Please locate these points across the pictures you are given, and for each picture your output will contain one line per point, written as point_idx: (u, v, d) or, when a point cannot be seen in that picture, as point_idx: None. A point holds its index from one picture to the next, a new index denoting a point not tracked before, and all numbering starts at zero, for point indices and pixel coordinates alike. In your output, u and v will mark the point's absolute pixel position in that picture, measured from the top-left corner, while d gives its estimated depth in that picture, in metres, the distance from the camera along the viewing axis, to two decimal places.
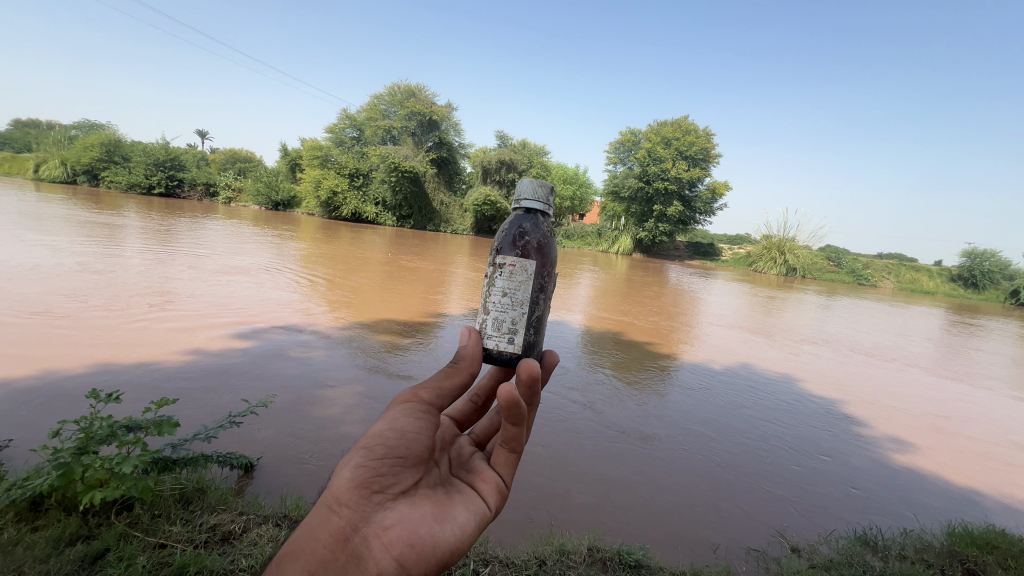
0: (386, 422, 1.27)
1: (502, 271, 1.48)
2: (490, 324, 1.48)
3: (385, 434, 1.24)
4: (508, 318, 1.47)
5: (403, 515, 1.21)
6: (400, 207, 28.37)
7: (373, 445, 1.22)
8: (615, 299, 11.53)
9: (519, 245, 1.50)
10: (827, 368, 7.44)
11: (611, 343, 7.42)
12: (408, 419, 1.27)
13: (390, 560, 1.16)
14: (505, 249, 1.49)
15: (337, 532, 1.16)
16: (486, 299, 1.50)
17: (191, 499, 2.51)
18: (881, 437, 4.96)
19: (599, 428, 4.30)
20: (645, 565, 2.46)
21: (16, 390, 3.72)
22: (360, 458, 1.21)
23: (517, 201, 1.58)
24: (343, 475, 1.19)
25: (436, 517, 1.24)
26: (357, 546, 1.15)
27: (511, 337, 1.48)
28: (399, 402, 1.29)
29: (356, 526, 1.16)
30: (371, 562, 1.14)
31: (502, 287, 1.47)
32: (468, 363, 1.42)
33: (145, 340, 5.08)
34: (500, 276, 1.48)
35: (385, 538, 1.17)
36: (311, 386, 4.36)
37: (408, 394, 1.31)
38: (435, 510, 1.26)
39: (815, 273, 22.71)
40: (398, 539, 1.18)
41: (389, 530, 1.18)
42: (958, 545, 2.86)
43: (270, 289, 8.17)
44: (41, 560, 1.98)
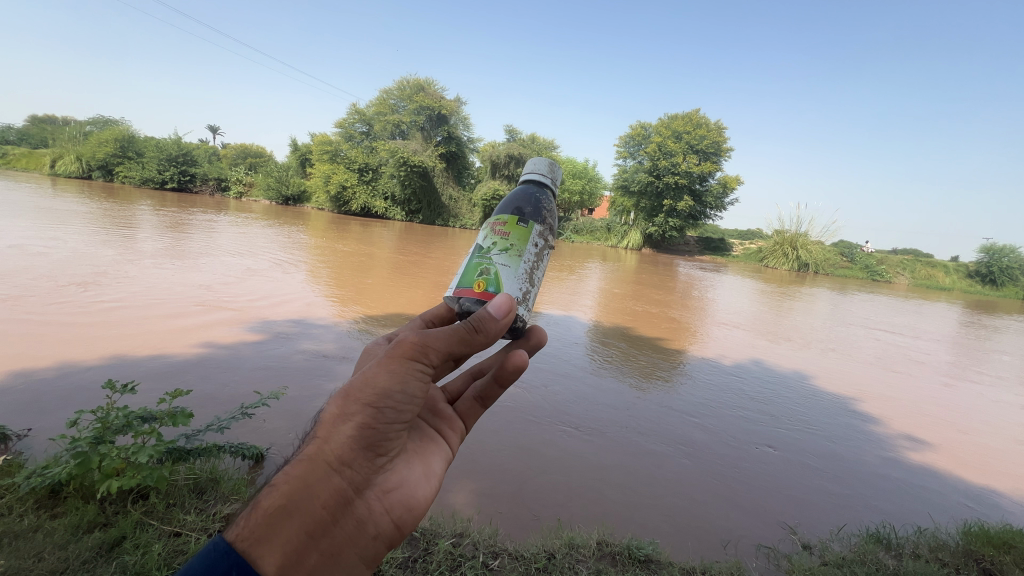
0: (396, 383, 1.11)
1: (549, 251, 1.46)
2: (533, 297, 1.39)
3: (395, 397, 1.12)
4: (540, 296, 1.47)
5: (401, 478, 1.21)
6: (409, 202, 28.37)
7: (382, 407, 1.10)
8: (625, 294, 11.50)
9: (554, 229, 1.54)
10: (840, 364, 7.37)
11: (620, 339, 7.35)
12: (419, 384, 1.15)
13: (389, 520, 1.17)
14: (552, 230, 1.49)
15: (339, 494, 1.08)
16: (535, 271, 1.39)
17: (205, 488, 2.56)
18: (894, 435, 4.89)
19: (602, 422, 4.28)
20: (655, 560, 2.46)
21: (35, 380, 3.81)
22: (366, 419, 1.10)
23: (552, 183, 1.56)
24: (347, 432, 1.08)
25: (426, 476, 1.27)
26: (358, 509, 1.11)
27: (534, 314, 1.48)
28: (409, 360, 1.11)
29: (359, 489, 1.11)
30: (370, 523, 1.14)
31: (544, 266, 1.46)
32: (488, 337, 1.20)
33: (161, 333, 5.17)
34: (547, 256, 1.45)
35: (385, 502, 1.16)
36: (322, 378, 4.40)
37: (417, 351, 1.11)
38: (424, 468, 1.28)
39: (827, 268, 22.40)
40: (396, 502, 1.19)
41: (390, 493, 1.18)
42: (974, 544, 2.82)
43: (282, 283, 8.27)
44: (61, 547, 2.02)
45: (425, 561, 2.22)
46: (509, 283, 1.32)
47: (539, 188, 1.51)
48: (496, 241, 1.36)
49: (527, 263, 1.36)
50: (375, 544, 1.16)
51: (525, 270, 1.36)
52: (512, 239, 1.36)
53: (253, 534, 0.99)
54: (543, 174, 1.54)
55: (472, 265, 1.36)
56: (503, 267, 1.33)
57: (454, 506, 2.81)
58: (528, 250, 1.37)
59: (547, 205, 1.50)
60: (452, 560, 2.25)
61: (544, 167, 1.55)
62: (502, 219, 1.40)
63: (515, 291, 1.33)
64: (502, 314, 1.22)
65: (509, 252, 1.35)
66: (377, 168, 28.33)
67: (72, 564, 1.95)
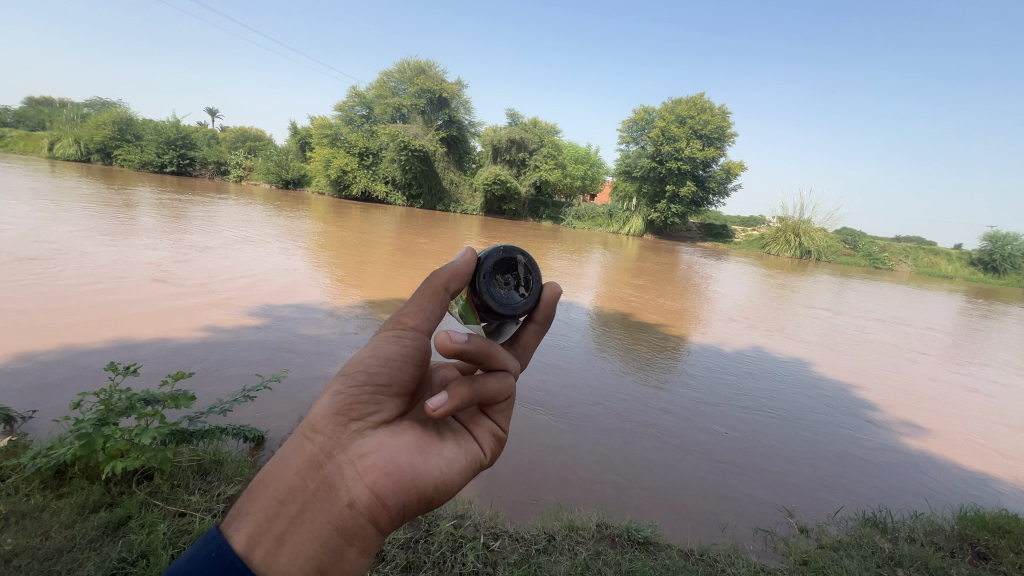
0: (368, 347, 1.15)
1: None
2: None
3: (367, 360, 1.13)
4: None
5: (383, 443, 1.09)
6: (410, 186, 28.13)
7: (353, 372, 1.11)
8: (626, 280, 11.49)
9: None
10: (840, 351, 7.39)
11: (621, 324, 7.35)
12: (391, 346, 1.15)
13: (365, 488, 1.04)
14: None
15: (310, 459, 1.05)
16: None
17: (209, 470, 2.58)
18: (891, 422, 4.92)
19: (602, 405, 4.35)
20: (653, 542, 2.48)
21: (39, 363, 3.83)
22: (339, 386, 1.11)
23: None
24: (320, 400, 1.09)
25: (419, 449, 1.12)
26: (329, 473, 1.04)
27: None
28: (384, 329, 1.17)
29: (329, 453, 1.05)
30: (344, 490, 1.04)
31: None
32: (443, 277, 1.25)
33: (163, 317, 5.18)
34: None
35: (359, 466, 1.05)
36: (323, 362, 4.42)
37: (391, 321, 1.18)
38: (418, 442, 1.14)
39: (829, 256, 22.29)
40: (373, 469, 1.06)
41: (365, 457, 1.06)
42: (970, 529, 2.85)
43: (282, 267, 8.26)
44: (67, 526, 2.05)
45: (427, 542, 2.25)
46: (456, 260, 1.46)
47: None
48: None
49: None
50: (355, 517, 1.04)
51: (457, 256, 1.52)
52: None
53: (239, 506, 1.05)
54: None
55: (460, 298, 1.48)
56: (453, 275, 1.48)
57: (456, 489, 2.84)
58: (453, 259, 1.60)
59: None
60: (454, 541, 2.27)
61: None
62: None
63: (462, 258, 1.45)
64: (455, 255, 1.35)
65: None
66: (377, 152, 28.07)
67: (78, 543, 1.97)
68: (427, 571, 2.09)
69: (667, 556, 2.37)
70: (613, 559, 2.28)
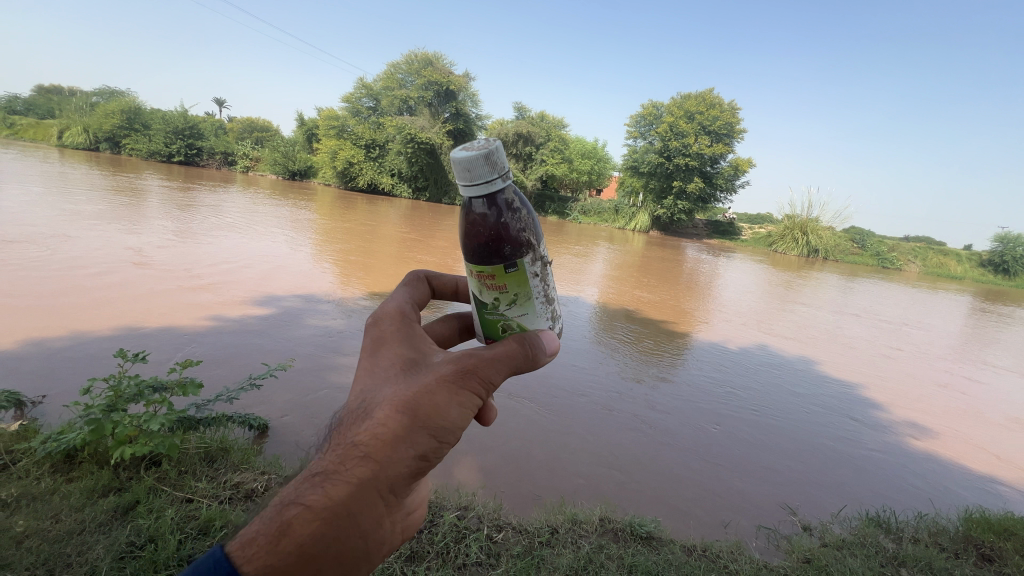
0: (461, 408, 0.97)
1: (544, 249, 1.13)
2: (559, 311, 1.19)
3: (459, 426, 0.98)
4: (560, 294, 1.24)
5: (424, 495, 1.07)
6: (416, 179, 28.11)
7: (446, 438, 0.96)
8: (632, 276, 11.47)
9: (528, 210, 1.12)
10: (846, 351, 7.35)
11: (626, 320, 7.35)
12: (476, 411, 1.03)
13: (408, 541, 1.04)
14: (535, 227, 1.12)
15: (377, 522, 0.92)
16: (550, 285, 1.13)
17: (216, 457, 2.61)
18: (897, 422, 4.89)
19: (604, 400, 4.36)
20: (656, 537, 2.49)
21: (49, 349, 3.88)
22: (426, 446, 0.94)
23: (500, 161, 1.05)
24: (406, 461, 0.92)
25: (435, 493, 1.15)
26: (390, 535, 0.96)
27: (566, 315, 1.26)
28: (476, 395, 0.98)
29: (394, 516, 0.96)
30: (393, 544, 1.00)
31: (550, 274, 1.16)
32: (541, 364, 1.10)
33: (171, 305, 5.22)
34: (547, 255, 1.14)
35: (411, 524, 1.02)
36: (328, 353, 4.44)
37: (482, 387, 0.99)
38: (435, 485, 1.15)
39: (837, 254, 22.12)
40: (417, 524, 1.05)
41: (416, 514, 1.03)
42: (975, 530, 2.84)
43: (288, 258, 8.31)
44: (77, 509, 2.08)
45: (431, 532, 2.26)
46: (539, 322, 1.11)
47: (493, 190, 1.05)
48: (495, 296, 1.08)
49: (537, 286, 1.09)
50: None
51: (543, 299, 1.12)
52: (509, 288, 1.06)
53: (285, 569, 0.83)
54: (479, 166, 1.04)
55: (488, 322, 1.13)
56: (521, 316, 1.09)
57: (460, 480, 2.86)
58: (532, 282, 1.08)
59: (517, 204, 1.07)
60: (458, 532, 2.29)
61: (464, 163, 1.03)
62: (484, 268, 1.06)
63: (543, 326, 1.12)
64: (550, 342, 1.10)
65: (518, 300, 1.08)
66: (383, 144, 28.08)
67: (87, 526, 2.00)
68: (431, 561, 2.10)
69: (670, 551, 2.37)
70: (617, 553, 2.29)
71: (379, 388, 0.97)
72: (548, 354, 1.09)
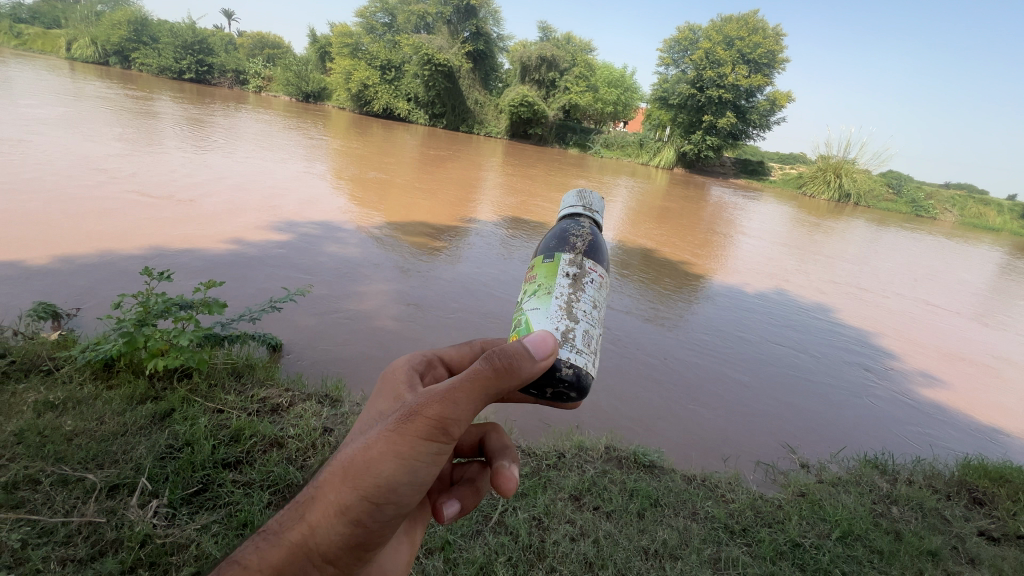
0: (409, 474, 0.92)
1: (596, 282, 1.11)
2: (579, 334, 1.04)
3: (403, 485, 0.92)
4: (599, 341, 1.08)
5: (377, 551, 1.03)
6: (433, 104, 26.66)
7: (382, 503, 0.91)
8: (652, 215, 11.16)
9: (591, 241, 1.17)
10: (870, 300, 7.21)
11: (643, 260, 7.26)
12: (431, 466, 0.94)
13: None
14: (591, 254, 1.14)
15: None
16: (577, 305, 1.06)
17: (242, 373, 2.75)
18: (908, 371, 4.91)
19: (609, 337, 4.39)
20: (658, 465, 2.62)
21: (80, 265, 4.00)
22: (363, 514, 0.90)
23: (591, 212, 1.26)
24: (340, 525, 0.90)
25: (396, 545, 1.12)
26: None
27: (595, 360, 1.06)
28: (431, 443, 0.91)
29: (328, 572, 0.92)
30: None
31: (594, 299, 1.10)
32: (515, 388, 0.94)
33: (190, 227, 5.29)
34: (593, 286, 1.10)
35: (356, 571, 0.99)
36: (346, 280, 4.51)
37: (432, 427, 0.89)
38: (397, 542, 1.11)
39: (869, 200, 21.09)
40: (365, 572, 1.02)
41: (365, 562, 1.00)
42: (970, 475, 2.91)
43: (304, 184, 8.23)
44: (119, 413, 2.23)
45: None
46: (548, 318, 1.04)
47: (573, 216, 1.24)
48: (525, 288, 1.13)
49: (561, 299, 1.06)
50: None
51: (561, 307, 1.05)
52: (538, 279, 1.11)
53: None
54: (573, 206, 1.27)
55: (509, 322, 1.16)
56: (533, 310, 1.07)
57: None
58: (559, 286, 1.08)
59: (585, 229, 1.21)
60: None
61: (567, 196, 1.29)
62: (529, 263, 1.17)
63: (550, 330, 1.02)
64: (538, 349, 0.93)
65: (537, 293, 1.09)
66: (400, 65, 26.73)
67: (130, 429, 2.15)
68: None
69: (670, 478, 2.50)
70: (620, 478, 2.42)
71: (344, 441, 1.00)
72: (528, 354, 0.92)
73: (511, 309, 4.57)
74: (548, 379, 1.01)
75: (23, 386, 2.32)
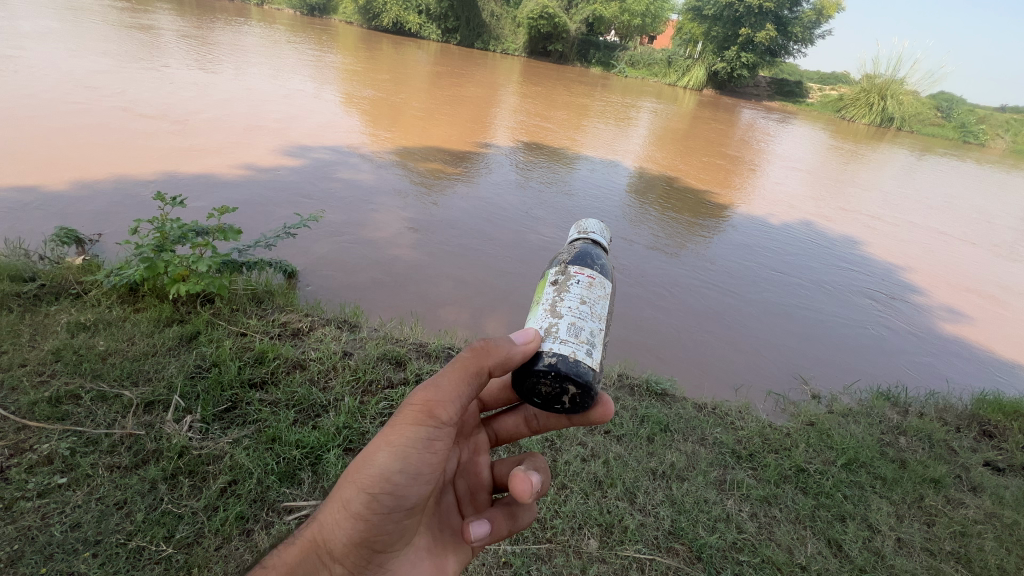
0: (401, 462, 1.01)
1: (583, 281, 1.10)
2: (562, 326, 1.04)
3: (397, 474, 1.01)
4: (591, 332, 1.04)
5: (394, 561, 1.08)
6: (446, 17, 24.79)
7: (378, 494, 1.00)
8: (678, 141, 10.56)
9: (580, 254, 1.18)
10: (901, 234, 6.90)
11: (665, 189, 6.97)
12: (424, 455, 1.03)
13: None
14: (577, 262, 1.15)
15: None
16: (560, 303, 1.07)
17: (263, 298, 2.80)
18: (933, 307, 4.79)
19: (625, 268, 4.33)
20: (670, 393, 2.66)
21: (96, 191, 4.00)
22: (362, 507, 0.99)
23: (587, 231, 1.26)
24: (344, 520, 0.99)
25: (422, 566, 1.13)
26: None
27: (589, 348, 1.02)
28: (418, 429, 1.01)
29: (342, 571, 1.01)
30: None
31: (582, 297, 1.08)
32: (492, 371, 1.04)
33: (201, 152, 5.19)
34: (578, 284, 1.09)
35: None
36: (360, 207, 4.44)
37: (417, 413, 1.01)
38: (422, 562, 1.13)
39: (914, 125, 19.54)
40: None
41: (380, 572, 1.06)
42: (984, 410, 2.91)
43: (313, 106, 7.91)
44: (148, 335, 2.32)
45: None
46: (533, 322, 1.08)
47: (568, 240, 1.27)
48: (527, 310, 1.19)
49: (545, 302, 1.08)
50: None
51: (545, 309, 1.07)
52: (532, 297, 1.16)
53: None
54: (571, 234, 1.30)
55: None
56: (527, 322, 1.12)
57: (488, 333, 3.04)
58: (545, 294, 1.10)
59: (576, 246, 1.22)
60: None
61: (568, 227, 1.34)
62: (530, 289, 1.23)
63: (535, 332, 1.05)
64: (518, 336, 1.04)
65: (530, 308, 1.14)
66: None
67: (160, 350, 2.24)
68: None
69: (681, 406, 2.55)
70: (632, 405, 2.47)
71: None
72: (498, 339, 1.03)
73: (527, 238, 4.49)
74: (530, 370, 1.04)
75: (55, 308, 2.41)
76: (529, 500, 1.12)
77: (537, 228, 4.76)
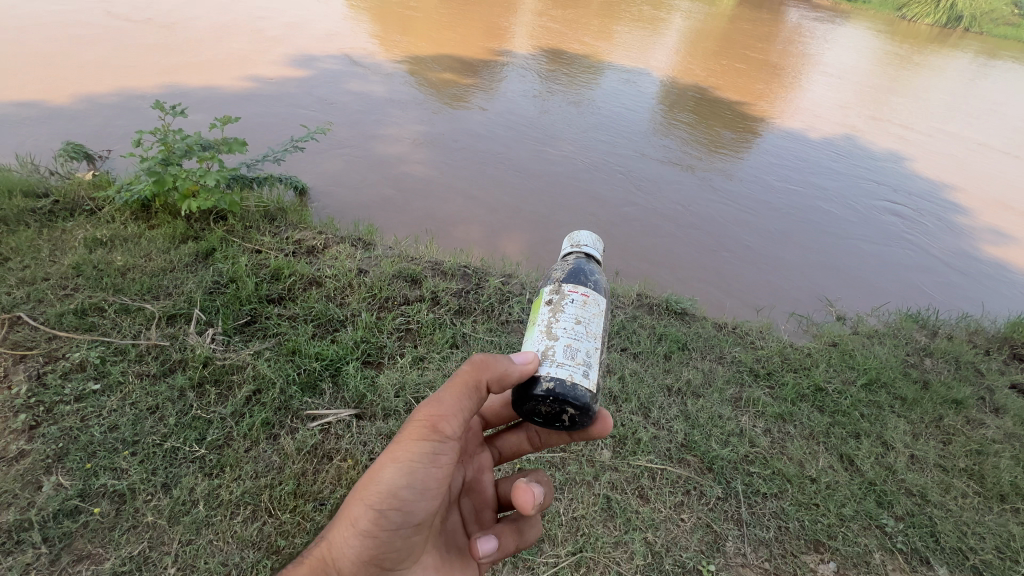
0: (406, 477, 1.00)
1: (577, 301, 1.03)
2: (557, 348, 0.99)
3: (401, 491, 0.99)
4: (586, 354, 0.99)
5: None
6: None
7: (385, 509, 0.99)
8: (713, 45, 9.61)
9: (573, 272, 1.11)
10: (953, 150, 6.35)
11: (696, 99, 6.44)
12: (429, 470, 1.01)
13: None
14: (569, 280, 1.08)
15: None
16: (553, 323, 1.01)
17: (276, 216, 2.75)
18: (977, 228, 4.50)
19: (649, 186, 4.10)
20: (690, 313, 2.61)
21: (99, 104, 3.86)
22: (369, 523, 0.99)
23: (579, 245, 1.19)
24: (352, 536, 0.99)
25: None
26: None
27: (584, 369, 0.98)
28: (420, 445, 1.00)
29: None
30: None
31: (577, 316, 1.02)
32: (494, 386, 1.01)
33: (202, 62, 4.92)
34: (572, 304, 1.03)
35: None
36: (370, 120, 4.22)
37: (420, 427, 1.00)
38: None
39: (984, 23, 17.30)
40: None
41: None
42: (1018, 333, 2.80)
43: (316, 10, 7.33)
44: (164, 251, 2.32)
45: (477, 293, 2.43)
46: (530, 342, 1.03)
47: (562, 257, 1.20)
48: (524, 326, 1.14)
49: (540, 323, 1.03)
50: None
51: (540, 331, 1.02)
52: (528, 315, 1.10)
53: None
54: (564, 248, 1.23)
55: None
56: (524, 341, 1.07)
57: (505, 253, 2.97)
58: (540, 315, 1.05)
59: (568, 262, 1.15)
60: (502, 294, 2.45)
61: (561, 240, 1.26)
62: None
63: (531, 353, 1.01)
64: (516, 356, 1.00)
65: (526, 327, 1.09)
66: None
67: (177, 266, 2.25)
68: (478, 315, 2.32)
69: (700, 326, 2.51)
70: (650, 324, 2.44)
71: None
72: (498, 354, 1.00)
73: (545, 154, 4.26)
74: (529, 388, 1.00)
75: (71, 224, 2.40)
76: (532, 510, 1.09)
77: (556, 143, 4.49)
